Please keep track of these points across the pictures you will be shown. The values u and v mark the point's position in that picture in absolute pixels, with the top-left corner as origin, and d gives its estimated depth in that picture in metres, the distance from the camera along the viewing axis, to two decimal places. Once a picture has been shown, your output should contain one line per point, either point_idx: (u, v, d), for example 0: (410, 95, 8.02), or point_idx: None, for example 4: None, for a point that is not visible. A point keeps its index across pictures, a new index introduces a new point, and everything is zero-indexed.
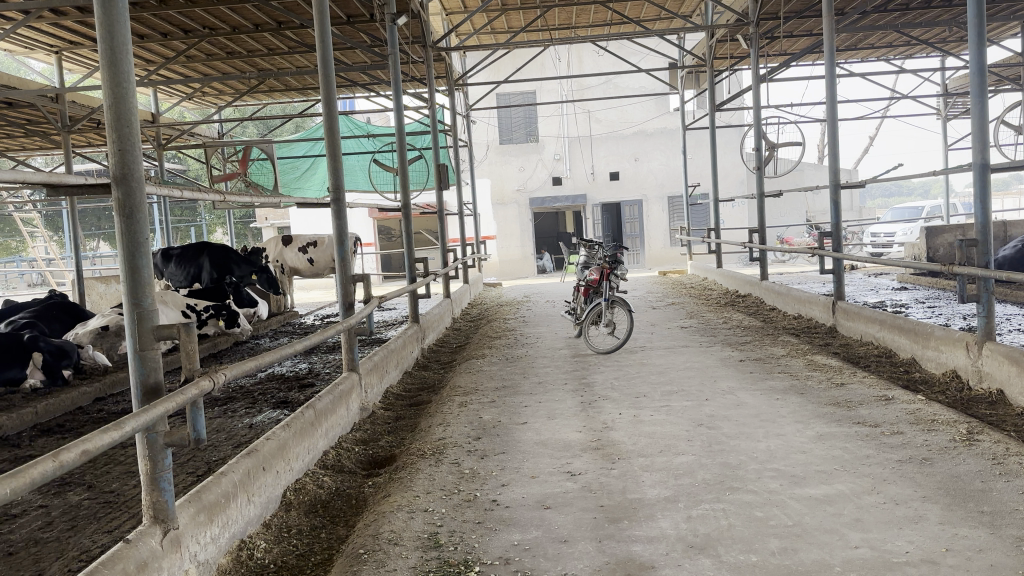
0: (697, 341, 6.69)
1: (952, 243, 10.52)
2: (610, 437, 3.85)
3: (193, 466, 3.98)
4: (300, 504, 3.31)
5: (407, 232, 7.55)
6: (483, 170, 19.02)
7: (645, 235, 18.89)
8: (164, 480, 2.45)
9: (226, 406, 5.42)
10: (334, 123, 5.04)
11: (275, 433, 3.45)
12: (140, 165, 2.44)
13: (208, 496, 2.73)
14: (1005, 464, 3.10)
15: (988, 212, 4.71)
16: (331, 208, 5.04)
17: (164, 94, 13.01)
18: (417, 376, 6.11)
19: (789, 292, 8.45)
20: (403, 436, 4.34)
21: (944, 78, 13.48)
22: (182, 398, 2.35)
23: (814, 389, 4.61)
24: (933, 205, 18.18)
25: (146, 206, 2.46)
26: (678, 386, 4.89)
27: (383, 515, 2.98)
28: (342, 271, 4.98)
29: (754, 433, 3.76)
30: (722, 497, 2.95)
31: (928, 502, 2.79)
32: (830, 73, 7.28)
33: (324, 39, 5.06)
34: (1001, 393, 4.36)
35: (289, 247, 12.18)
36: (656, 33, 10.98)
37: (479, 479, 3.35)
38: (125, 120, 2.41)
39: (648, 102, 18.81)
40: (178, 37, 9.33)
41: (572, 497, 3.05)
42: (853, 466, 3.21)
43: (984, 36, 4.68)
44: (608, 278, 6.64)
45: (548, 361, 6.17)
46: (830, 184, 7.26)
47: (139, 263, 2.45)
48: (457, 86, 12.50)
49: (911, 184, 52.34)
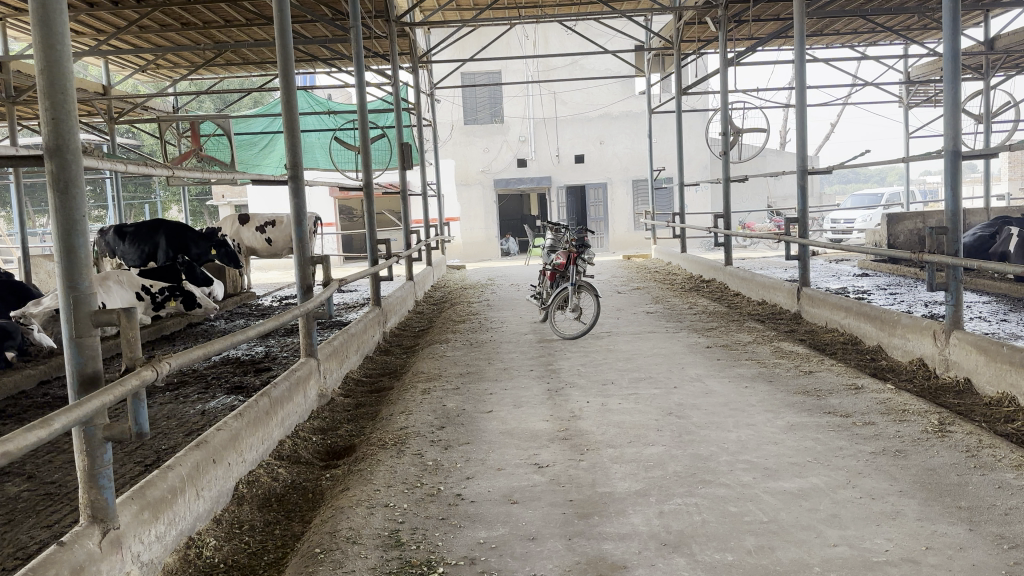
0: (663, 327, 6.60)
1: (912, 230, 10.59)
2: (578, 426, 3.74)
3: (140, 455, 3.78)
4: (253, 498, 3.15)
5: (368, 212, 7.31)
6: (447, 150, 18.78)
7: (610, 218, 18.83)
8: (103, 477, 2.27)
9: (177, 391, 5.20)
10: (292, 98, 4.80)
11: (226, 423, 3.27)
12: (78, 137, 2.24)
13: (152, 493, 2.55)
14: (980, 457, 3.06)
15: (958, 199, 4.68)
16: (288, 185, 4.80)
17: (115, 66, 12.52)
18: (378, 361, 5.95)
19: (754, 278, 8.41)
20: (364, 425, 4.18)
21: (907, 66, 13.57)
22: (119, 391, 2.16)
23: (783, 377, 4.56)
24: (892, 192, 18.41)
25: (82, 181, 2.25)
26: (645, 373, 4.82)
27: (341, 512, 2.82)
28: (300, 253, 4.77)
29: (725, 423, 3.68)
30: (694, 491, 2.85)
31: (904, 496, 2.72)
32: (797, 57, 7.18)
33: (282, 9, 4.82)
34: (969, 381, 4.34)
35: (246, 226, 11.85)
36: (624, 15, 10.85)
37: (443, 472, 3.21)
38: (58, 88, 2.19)
39: (613, 85, 18.71)
40: (130, 6, 8.93)
41: (540, 492, 2.93)
42: (826, 458, 3.14)
43: (959, 23, 4.64)
44: (575, 262, 6.52)
45: (512, 347, 6.04)
46: (797, 168, 7.19)
47: (75, 243, 2.24)
48: (421, 63, 12.22)
49: (867, 171, 53.58)
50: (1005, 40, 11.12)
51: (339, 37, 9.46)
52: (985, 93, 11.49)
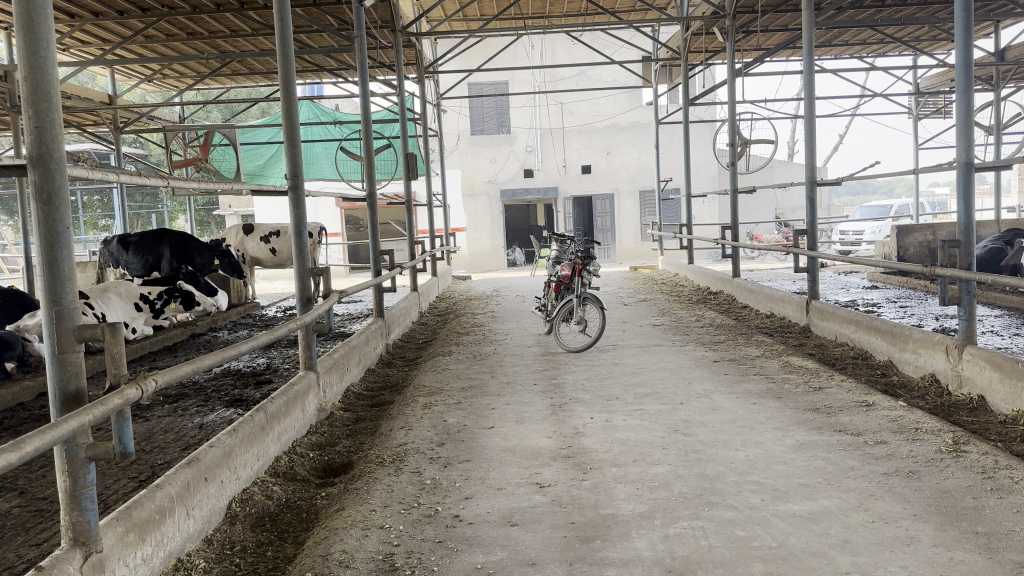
0: (670, 340, 6.49)
1: (922, 242, 10.48)
2: (582, 444, 3.65)
3: (135, 470, 3.70)
4: (247, 517, 3.06)
5: (372, 223, 7.21)
6: (453, 160, 18.75)
7: (617, 229, 18.71)
8: (85, 499, 2.19)
9: (175, 404, 5.12)
10: (293, 109, 4.74)
11: (220, 439, 3.18)
12: (60, 144, 2.16)
13: (139, 513, 2.46)
14: (996, 479, 2.95)
15: (971, 212, 4.57)
16: (288, 196, 4.73)
17: (120, 76, 12.53)
18: (380, 374, 5.87)
19: (762, 290, 8.31)
20: (362, 440, 4.09)
21: (916, 77, 13.46)
22: (99, 410, 2.08)
23: (792, 393, 4.45)
24: (901, 204, 18.27)
25: (67, 190, 2.18)
26: (651, 389, 4.70)
27: (335, 534, 2.73)
28: (299, 264, 4.68)
29: (732, 441, 3.57)
30: (700, 514, 2.75)
31: (918, 521, 2.62)
32: (806, 67, 7.09)
33: (281, 17, 4.77)
34: (983, 399, 4.23)
35: (251, 236, 11.78)
36: (632, 24, 10.78)
37: (441, 492, 3.12)
38: (43, 95, 2.12)
39: (621, 95, 18.66)
40: (136, 15, 8.92)
41: (541, 513, 2.84)
42: (837, 479, 3.03)
43: (972, 31, 4.53)
44: (580, 274, 6.41)
45: (516, 360, 5.96)
46: (807, 180, 7.06)
47: (58, 256, 2.17)
48: (427, 73, 12.18)
49: (876, 183, 53.99)
50: (1016, 51, 11.02)
51: (344, 47, 9.44)
52: (996, 105, 11.40)
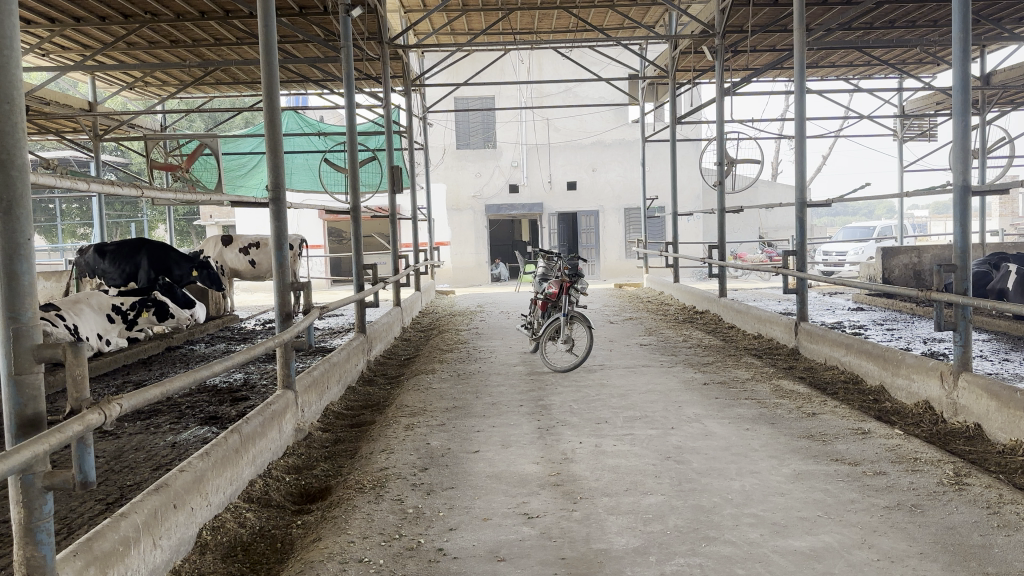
0: (657, 361, 6.37)
1: (907, 264, 10.44)
2: (570, 471, 3.51)
3: (102, 492, 3.51)
4: (217, 547, 2.89)
5: (356, 235, 7.02)
6: (438, 174, 18.64)
7: (601, 246, 18.68)
8: (41, 532, 2.03)
9: (148, 421, 4.93)
10: (277, 119, 4.59)
11: (190, 463, 3.02)
12: (24, 152, 2.01)
13: (101, 545, 2.29)
14: (1002, 515, 2.84)
15: (967, 235, 4.45)
16: (269, 208, 4.58)
17: (102, 83, 12.30)
18: (360, 392, 5.70)
19: (748, 310, 8.24)
20: (341, 464, 3.92)
21: (902, 100, 13.52)
22: (57, 437, 1.92)
23: (785, 420, 4.32)
24: (883, 226, 18.38)
25: (27, 201, 2.01)
26: (641, 412, 4.57)
27: (311, 566, 2.57)
28: (279, 278, 4.52)
29: (727, 470, 3.45)
30: (697, 550, 2.61)
31: (926, 560, 2.50)
32: (798, 88, 7.00)
33: (266, 24, 4.64)
34: (978, 427, 4.14)
35: (230, 247, 11.57)
36: (621, 42, 10.68)
37: (424, 522, 2.96)
38: (4, 98, 1.97)
39: (607, 112, 18.67)
40: (118, 21, 8.70)
41: (529, 547, 2.69)
42: (837, 513, 2.92)
43: (969, 52, 4.49)
44: (567, 292, 6.28)
45: (500, 379, 5.81)
46: (798, 199, 6.97)
47: (18, 269, 2.01)
48: (413, 85, 12.04)
49: (853, 205, 54.92)
50: (1002, 75, 11.08)
51: (330, 58, 9.27)
52: (982, 128, 11.45)
